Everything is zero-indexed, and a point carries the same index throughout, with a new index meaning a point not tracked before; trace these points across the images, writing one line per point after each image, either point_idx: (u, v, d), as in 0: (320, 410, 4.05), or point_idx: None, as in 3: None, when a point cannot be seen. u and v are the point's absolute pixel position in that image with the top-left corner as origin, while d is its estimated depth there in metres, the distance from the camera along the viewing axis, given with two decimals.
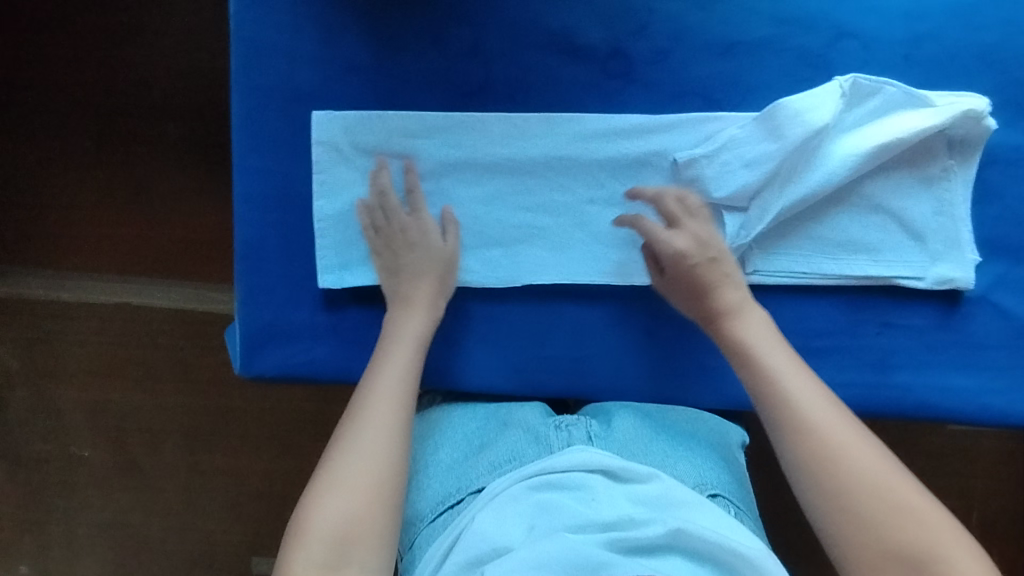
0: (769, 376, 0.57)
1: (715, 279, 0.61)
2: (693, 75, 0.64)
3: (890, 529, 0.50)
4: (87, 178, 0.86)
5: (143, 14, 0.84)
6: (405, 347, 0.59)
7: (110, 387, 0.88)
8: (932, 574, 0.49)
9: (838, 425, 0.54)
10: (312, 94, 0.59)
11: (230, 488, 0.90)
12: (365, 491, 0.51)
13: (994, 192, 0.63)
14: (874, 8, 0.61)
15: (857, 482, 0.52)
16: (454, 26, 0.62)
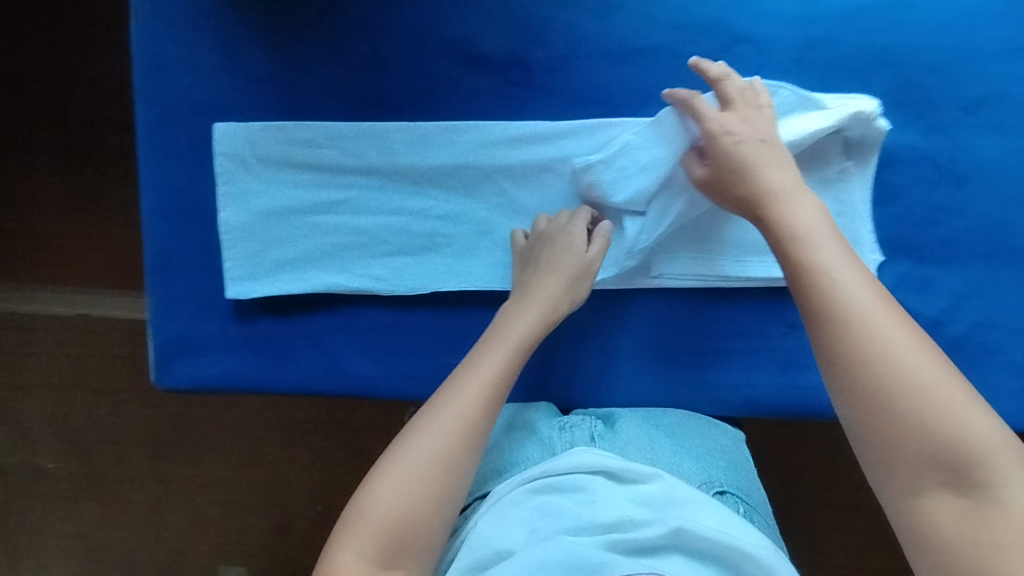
0: (819, 267, 0.51)
1: (761, 158, 0.57)
2: (593, 81, 0.63)
3: (948, 427, 0.45)
4: (57, 219, 1.03)
5: (98, 61, 1.01)
6: (499, 349, 0.59)
7: (74, 400, 1.06)
8: (975, 479, 0.44)
9: (889, 317, 0.49)
10: (216, 106, 0.64)
11: (181, 472, 1.06)
12: (425, 492, 0.53)
13: (894, 192, 0.65)
14: (766, 14, 0.62)
15: (915, 379, 0.46)
16: (353, 36, 0.63)
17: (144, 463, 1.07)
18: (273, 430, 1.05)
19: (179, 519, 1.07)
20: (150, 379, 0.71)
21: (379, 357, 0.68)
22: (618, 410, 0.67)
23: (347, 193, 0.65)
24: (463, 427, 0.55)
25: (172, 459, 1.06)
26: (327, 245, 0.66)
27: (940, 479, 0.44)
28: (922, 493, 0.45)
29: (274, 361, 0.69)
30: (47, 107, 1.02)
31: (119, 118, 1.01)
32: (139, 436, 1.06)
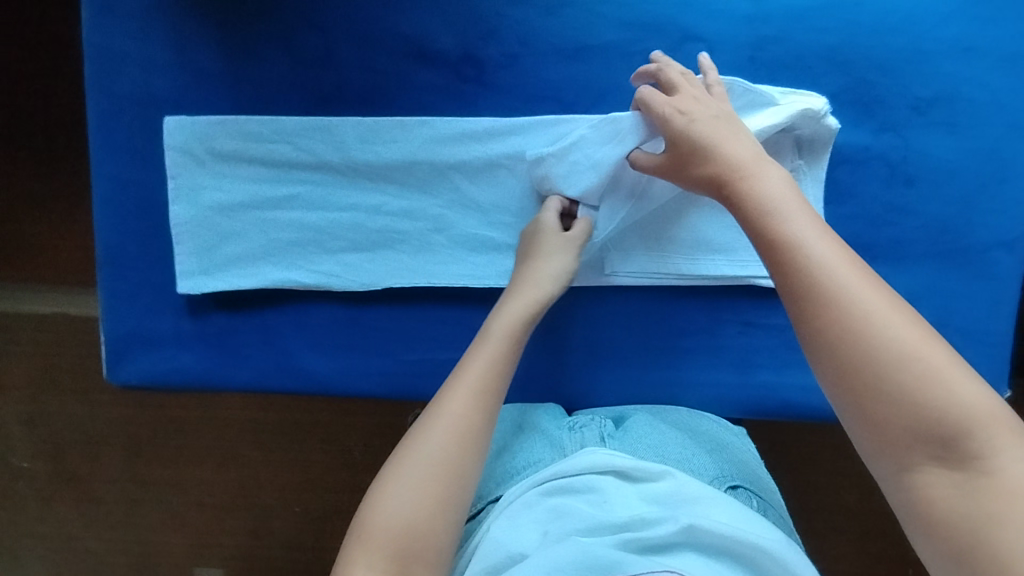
0: (789, 240, 0.47)
1: (718, 132, 0.54)
2: (545, 78, 0.63)
3: (940, 398, 0.41)
4: (22, 217, 1.02)
5: (63, 55, 1.00)
6: (495, 341, 0.58)
7: (51, 399, 1.05)
8: (966, 453, 0.40)
9: (865, 288, 0.44)
10: (168, 100, 0.64)
11: (160, 472, 1.05)
12: (431, 495, 0.51)
13: (846, 191, 0.65)
14: (716, 13, 0.62)
15: (901, 347, 0.42)
16: (305, 31, 0.63)
17: (110, 463, 1.06)
18: (241, 429, 1.04)
19: (145, 520, 1.06)
20: (103, 375, 0.70)
21: (332, 354, 0.67)
22: (629, 410, 0.66)
23: (299, 188, 0.65)
24: (464, 425, 0.54)
25: (137, 459, 1.05)
26: (279, 241, 0.66)
27: (930, 453, 0.41)
28: (915, 470, 0.41)
29: (227, 357, 0.68)
30: (9, 102, 1.00)
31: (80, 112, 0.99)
32: (105, 435, 1.05)
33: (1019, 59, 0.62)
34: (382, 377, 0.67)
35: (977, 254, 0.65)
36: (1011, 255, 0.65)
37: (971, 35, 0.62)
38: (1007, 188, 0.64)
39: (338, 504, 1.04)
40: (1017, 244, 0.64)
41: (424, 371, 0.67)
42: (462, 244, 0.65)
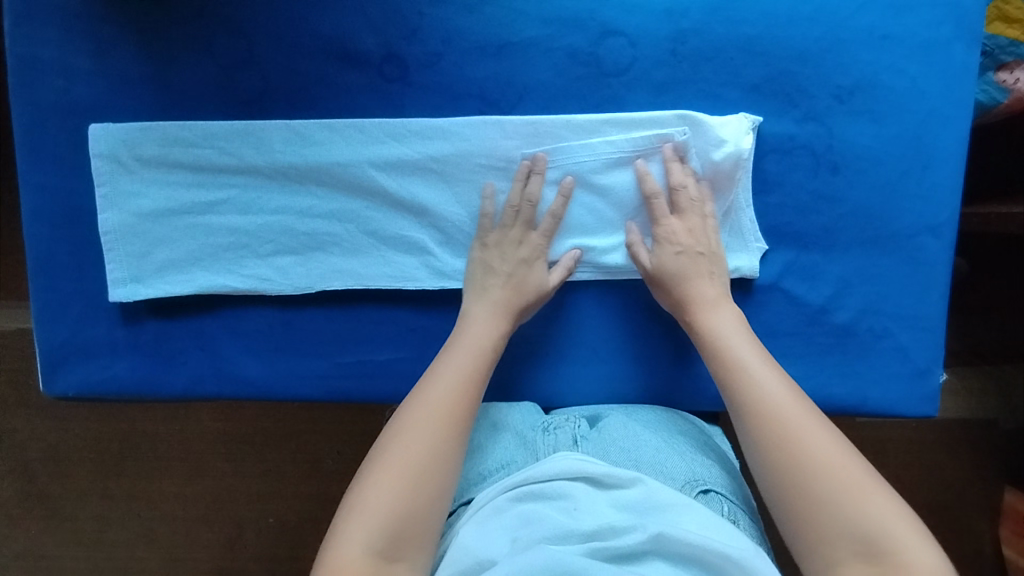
0: (739, 367, 0.56)
1: (696, 270, 0.61)
2: (470, 76, 0.64)
3: (858, 512, 0.46)
4: None
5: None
6: (472, 338, 0.60)
7: (7, 416, 1.04)
8: (883, 556, 0.45)
9: (801, 414, 0.52)
10: (93, 108, 0.64)
11: (126, 488, 1.04)
12: (432, 484, 0.51)
13: (772, 181, 0.64)
14: (633, 7, 0.63)
15: (833, 470, 0.48)
16: (227, 35, 0.63)
17: (75, 479, 1.04)
18: (205, 441, 1.03)
19: (110, 535, 1.05)
20: (40, 388, 0.70)
21: (267, 359, 0.67)
22: (611, 408, 0.66)
23: (227, 193, 0.65)
24: (453, 418, 0.55)
25: (99, 473, 1.04)
26: (209, 246, 0.65)
27: (855, 551, 0.46)
28: (839, 567, 0.46)
29: (161, 365, 0.68)
30: None
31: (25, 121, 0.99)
32: (65, 450, 1.04)
33: (935, 45, 0.63)
34: (319, 378, 0.67)
35: (905, 240, 0.64)
36: (939, 240, 0.64)
37: (886, 23, 0.63)
38: (930, 174, 0.64)
39: (298, 515, 1.02)
40: (943, 229, 0.64)
41: (360, 373, 0.67)
42: (391, 245, 0.65)
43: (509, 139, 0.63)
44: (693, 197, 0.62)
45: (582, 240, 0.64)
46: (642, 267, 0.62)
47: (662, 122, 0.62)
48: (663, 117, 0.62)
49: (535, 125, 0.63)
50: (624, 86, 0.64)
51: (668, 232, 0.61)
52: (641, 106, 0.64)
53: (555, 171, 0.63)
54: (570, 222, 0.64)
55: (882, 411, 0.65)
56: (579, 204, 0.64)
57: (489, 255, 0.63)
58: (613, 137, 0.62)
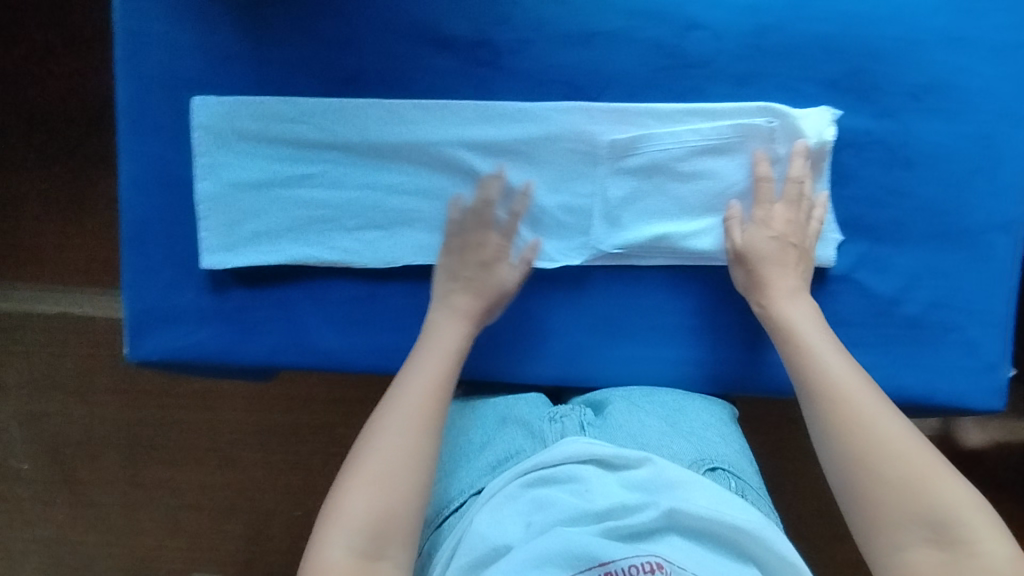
0: (811, 354, 0.59)
1: (784, 257, 0.63)
2: (557, 63, 0.66)
3: (927, 493, 0.50)
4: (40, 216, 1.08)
5: (88, 59, 1.07)
6: (441, 338, 0.63)
7: (48, 399, 1.07)
8: (952, 535, 0.49)
9: (872, 400, 0.56)
10: (196, 81, 0.66)
11: (158, 473, 1.07)
12: (407, 483, 0.54)
13: (849, 173, 0.66)
14: (718, 2, 0.66)
15: (909, 456, 0.52)
16: (327, 17, 0.66)
17: (107, 464, 1.07)
18: (239, 431, 1.06)
19: (136, 522, 1.07)
20: (124, 352, 0.72)
21: (348, 331, 0.70)
22: (613, 393, 0.68)
23: (321, 167, 0.67)
24: (422, 416, 0.58)
25: (129, 459, 1.07)
26: (300, 218, 0.68)
27: (923, 534, 0.49)
28: (904, 547, 0.50)
29: (245, 333, 0.70)
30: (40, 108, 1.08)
31: (114, 107, 1.05)
32: (97, 435, 1.07)
33: (1009, 48, 0.66)
34: (396, 351, 0.69)
35: (975, 236, 0.66)
36: (1008, 237, 0.66)
37: (963, 25, 0.66)
38: (1001, 173, 0.66)
39: None
40: (1013, 226, 0.66)
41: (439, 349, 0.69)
42: None
43: (594, 125, 0.66)
44: (789, 194, 0.64)
45: (661, 227, 0.66)
46: (730, 244, 0.65)
47: (748, 113, 0.65)
48: (746, 108, 0.65)
49: (621, 112, 0.65)
50: (706, 78, 0.66)
51: (772, 221, 0.64)
52: (722, 97, 0.66)
53: (636, 156, 0.66)
54: (647, 208, 0.67)
55: (950, 405, 0.66)
56: (655, 189, 0.66)
57: (456, 252, 0.66)
58: (698, 125, 0.65)
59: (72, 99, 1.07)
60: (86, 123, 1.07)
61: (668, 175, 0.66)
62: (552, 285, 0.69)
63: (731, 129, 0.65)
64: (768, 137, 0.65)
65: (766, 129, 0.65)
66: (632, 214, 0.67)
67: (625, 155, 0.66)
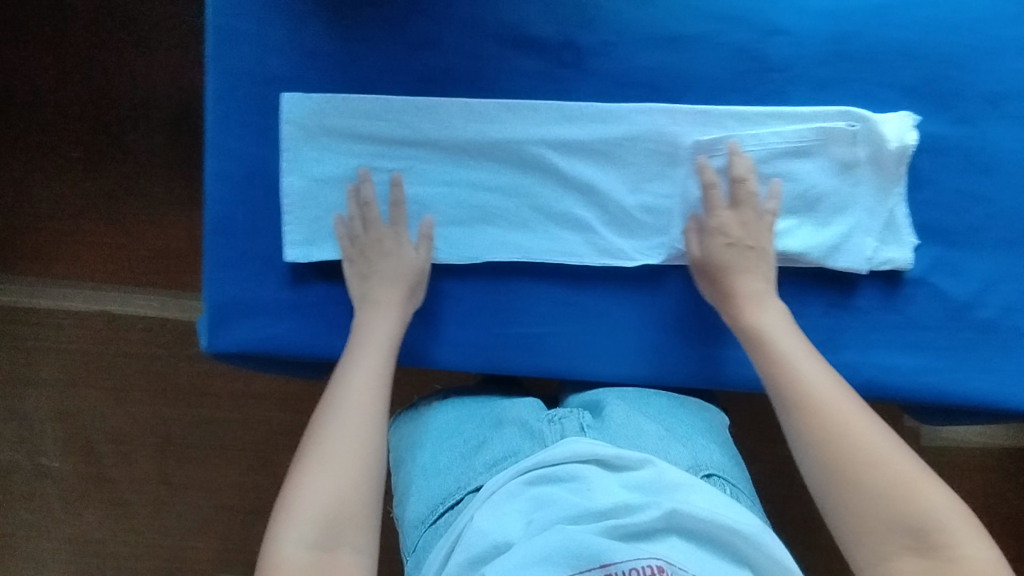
0: (781, 361, 0.60)
1: (738, 261, 0.65)
2: (641, 66, 0.68)
3: (908, 502, 0.52)
4: (91, 212, 1.08)
5: (145, 53, 1.07)
6: (376, 329, 0.65)
7: (81, 397, 1.09)
8: (930, 543, 0.50)
9: (848, 406, 0.57)
10: (286, 78, 0.68)
11: (188, 471, 1.08)
12: (355, 472, 0.56)
13: (926, 178, 0.68)
14: (800, 8, 0.67)
15: (886, 465, 0.53)
16: (416, 17, 0.67)
17: (136, 463, 1.09)
18: (269, 431, 1.08)
19: (164, 520, 1.09)
20: (200, 345, 0.72)
21: (427, 326, 0.71)
22: (605, 393, 0.70)
23: (406, 164, 0.69)
24: (362, 405, 0.60)
25: (158, 457, 1.09)
26: (383, 213, 0.69)
27: (906, 545, 0.51)
28: (889, 558, 0.51)
29: (325, 326, 0.71)
30: (93, 101, 1.08)
31: (175, 104, 1.07)
32: (127, 434, 1.09)
33: None
34: (410, 353, 0.71)
35: None
36: None
37: None
38: None
39: None
40: None
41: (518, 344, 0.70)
42: (556, 221, 0.69)
43: (677, 127, 0.67)
44: (714, 203, 0.66)
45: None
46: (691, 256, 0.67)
47: (831, 117, 0.66)
48: (829, 111, 0.66)
49: (703, 114, 0.67)
50: (788, 82, 0.67)
51: (713, 223, 0.66)
52: (803, 102, 0.67)
53: (718, 158, 0.67)
54: None
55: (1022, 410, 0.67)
56: (735, 190, 0.68)
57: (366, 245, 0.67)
58: (780, 128, 0.67)
59: (117, 100, 1.08)
60: (142, 117, 1.08)
61: (750, 176, 0.67)
62: (630, 284, 0.70)
63: (812, 132, 0.66)
64: (850, 141, 0.66)
65: (848, 133, 0.66)
66: None
67: (707, 157, 0.67)
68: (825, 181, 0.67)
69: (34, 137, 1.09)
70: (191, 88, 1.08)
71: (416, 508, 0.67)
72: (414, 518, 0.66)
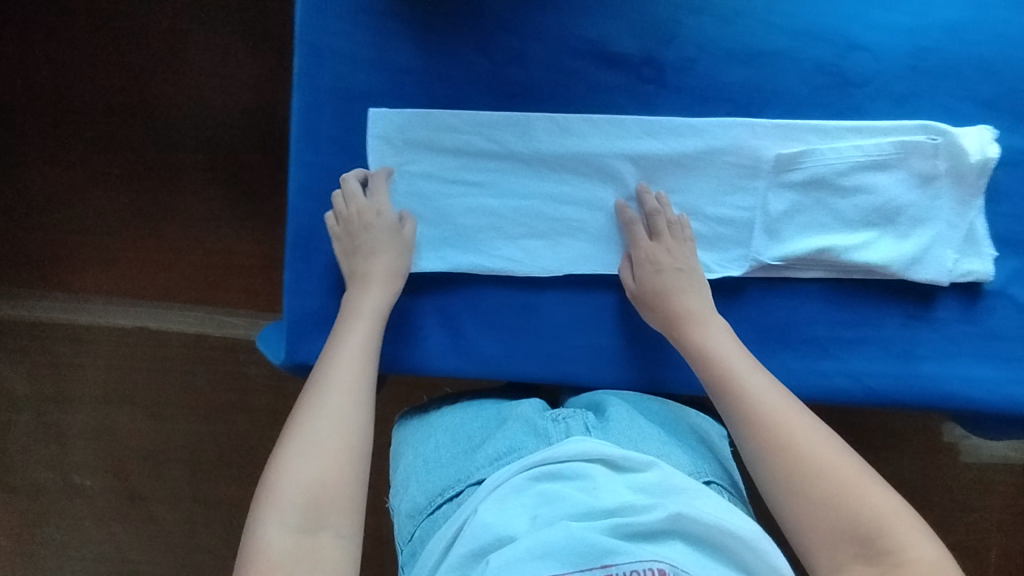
0: (728, 374, 0.62)
1: (680, 285, 0.67)
2: (721, 81, 0.68)
3: (855, 508, 0.53)
4: (142, 225, 1.09)
5: (199, 68, 1.08)
6: (363, 319, 0.66)
7: (122, 413, 1.08)
8: (878, 548, 0.51)
9: (796, 416, 0.59)
10: (371, 94, 0.69)
11: (227, 487, 1.08)
12: (337, 456, 0.57)
13: (1003, 191, 0.69)
14: (879, 23, 0.68)
15: (833, 471, 0.55)
16: (500, 34, 0.68)
17: (173, 480, 1.09)
18: None
19: (199, 537, 1.09)
20: (277, 358, 0.72)
21: (506, 338, 0.71)
22: (608, 394, 0.69)
23: (488, 177, 0.69)
24: (350, 391, 0.61)
25: (195, 474, 1.08)
26: (465, 226, 0.70)
27: (855, 553, 0.52)
28: (844, 567, 0.52)
29: (403, 338, 0.71)
30: (147, 116, 1.09)
31: (228, 119, 1.09)
32: (165, 450, 1.08)
33: None
34: (488, 366, 0.71)
35: None
36: None
37: None
38: None
39: None
40: None
41: (596, 357, 0.71)
42: None
43: (758, 141, 0.68)
44: (636, 238, 0.68)
45: (822, 240, 0.68)
46: (628, 288, 0.68)
47: (913, 131, 0.67)
48: (909, 125, 0.67)
49: (784, 128, 0.68)
50: (866, 97, 0.68)
51: (655, 249, 0.67)
52: (882, 116, 0.68)
53: (800, 170, 0.68)
54: (806, 220, 0.69)
55: None
56: (813, 203, 0.69)
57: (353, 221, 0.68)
58: (861, 141, 0.67)
59: (172, 115, 1.09)
60: (196, 132, 1.09)
61: (830, 188, 0.68)
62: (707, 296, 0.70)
63: (892, 145, 0.67)
64: (932, 154, 0.67)
65: (931, 146, 0.67)
66: (792, 228, 0.69)
67: (789, 170, 0.68)
68: (906, 193, 0.68)
69: (86, 151, 1.09)
70: (245, 102, 1.09)
71: (412, 498, 0.67)
72: (412, 509, 0.66)
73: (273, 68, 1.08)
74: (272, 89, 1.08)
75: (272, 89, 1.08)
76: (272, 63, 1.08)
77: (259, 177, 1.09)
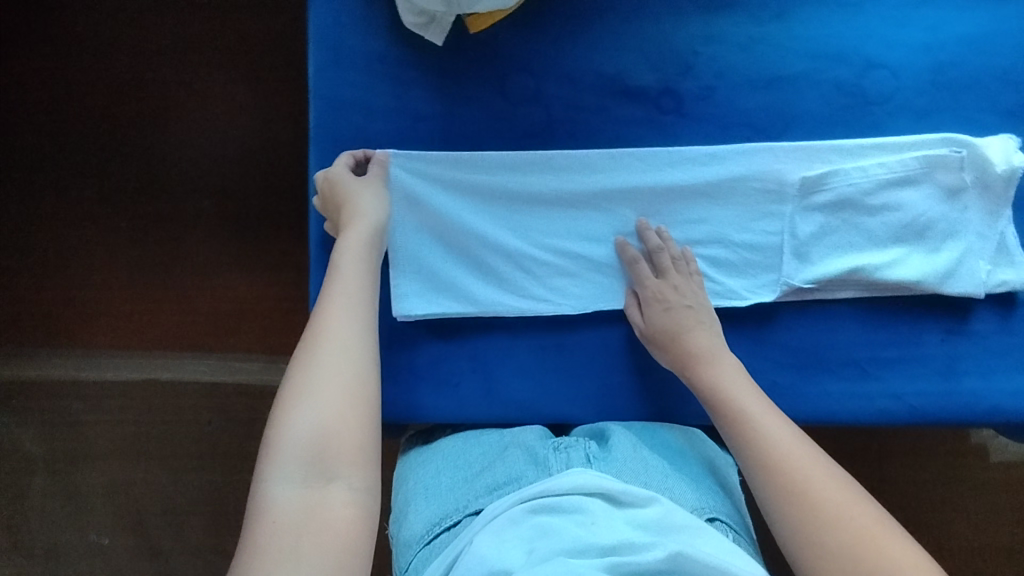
0: (745, 419, 0.59)
1: (687, 322, 0.65)
2: (740, 106, 0.68)
3: (870, 560, 0.49)
4: (152, 277, 1.07)
5: (205, 120, 1.08)
6: (356, 260, 0.60)
7: (135, 471, 1.03)
8: None
9: (812, 463, 0.55)
10: (390, 142, 0.68)
11: None
12: (338, 399, 0.51)
13: None
14: (897, 41, 0.68)
15: (849, 519, 0.51)
16: (516, 74, 0.68)
17: (190, 535, 1.03)
18: None
19: None
20: None
21: (539, 379, 0.69)
22: (612, 423, 0.67)
23: (512, 218, 0.69)
24: (346, 332, 0.55)
25: (213, 529, 1.03)
26: (491, 269, 0.69)
27: None
28: None
29: (434, 386, 0.69)
30: (153, 169, 1.08)
31: (236, 169, 1.08)
32: (179, 507, 1.03)
33: None
34: (523, 408, 0.69)
35: None
36: None
37: None
38: None
39: None
40: None
41: (632, 393, 0.69)
42: None
43: (783, 165, 0.67)
44: (639, 276, 0.67)
45: (854, 260, 0.67)
46: (635, 327, 0.67)
47: (936, 146, 0.67)
48: (932, 139, 0.67)
49: (807, 150, 0.67)
50: (887, 114, 0.68)
51: (656, 285, 0.66)
52: (904, 131, 0.68)
53: (826, 192, 0.67)
54: (835, 242, 0.68)
55: None
56: (841, 223, 0.68)
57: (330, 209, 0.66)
58: (884, 159, 0.67)
59: (178, 167, 1.08)
60: (203, 182, 1.08)
61: (857, 207, 0.67)
62: (742, 322, 0.69)
63: (916, 161, 0.67)
64: (958, 168, 0.67)
65: (957, 161, 0.67)
66: (822, 250, 0.68)
67: (814, 192, 0.67)
68: (935, 207, 0.67)
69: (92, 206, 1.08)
70: (252, 152, 1.08)
71: (410, 528, 0.61)
72: (407, 538, 0.61)
73: (280, 116, 1.08)
74: (280, 138, 1.08)
75: (280, 137, 1.08)
76: (274, 111, 1.08)
77: (269, 225, 1.08)
